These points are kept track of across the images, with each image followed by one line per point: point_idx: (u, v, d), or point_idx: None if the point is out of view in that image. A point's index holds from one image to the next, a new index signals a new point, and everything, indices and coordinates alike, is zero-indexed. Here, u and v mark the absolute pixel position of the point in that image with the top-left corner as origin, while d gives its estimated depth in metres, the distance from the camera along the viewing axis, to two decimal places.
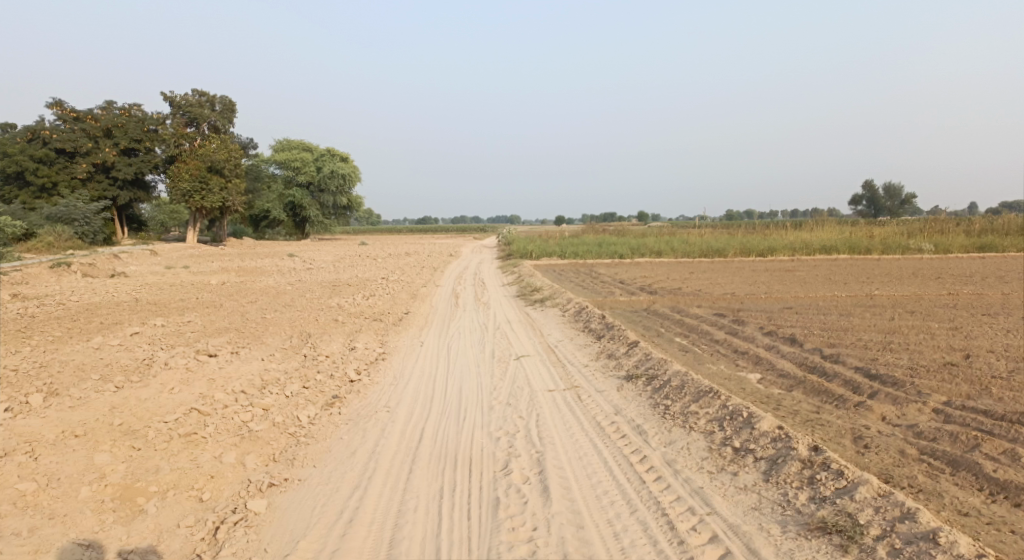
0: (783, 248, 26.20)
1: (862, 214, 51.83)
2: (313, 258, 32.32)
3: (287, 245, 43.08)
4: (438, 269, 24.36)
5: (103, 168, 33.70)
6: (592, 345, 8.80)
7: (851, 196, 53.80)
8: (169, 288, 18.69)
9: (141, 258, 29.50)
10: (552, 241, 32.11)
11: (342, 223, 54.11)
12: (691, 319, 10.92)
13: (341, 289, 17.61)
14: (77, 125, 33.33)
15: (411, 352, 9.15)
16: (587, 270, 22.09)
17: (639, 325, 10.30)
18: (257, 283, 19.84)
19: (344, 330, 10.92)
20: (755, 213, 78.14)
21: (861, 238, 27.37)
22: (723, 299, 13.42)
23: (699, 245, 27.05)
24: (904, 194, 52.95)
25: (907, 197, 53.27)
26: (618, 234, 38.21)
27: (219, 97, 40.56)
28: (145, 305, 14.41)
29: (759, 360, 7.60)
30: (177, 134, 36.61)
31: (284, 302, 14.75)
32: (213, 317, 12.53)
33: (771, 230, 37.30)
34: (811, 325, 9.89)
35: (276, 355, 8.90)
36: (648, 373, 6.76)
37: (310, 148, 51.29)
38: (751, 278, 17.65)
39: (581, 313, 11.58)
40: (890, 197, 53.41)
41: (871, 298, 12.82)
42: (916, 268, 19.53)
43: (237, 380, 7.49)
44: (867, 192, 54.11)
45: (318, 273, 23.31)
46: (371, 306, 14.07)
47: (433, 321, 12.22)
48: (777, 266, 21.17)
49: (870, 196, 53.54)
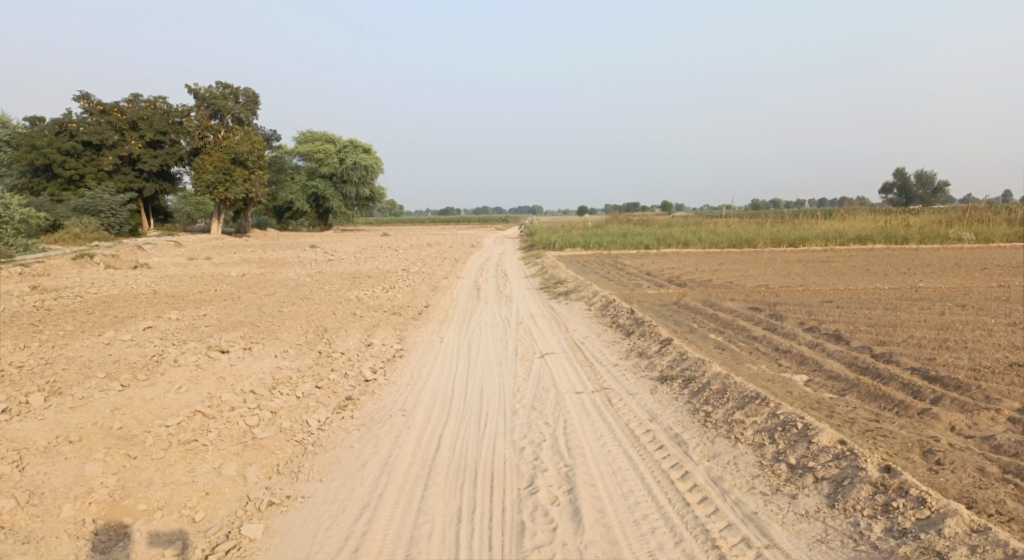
0: (816, 238, 25.33)
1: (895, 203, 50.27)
2: (334, 249, 32.15)
3: (309, 236, 43.04)
4: (460, 261, 23.97)
5: (129, 160, 33.87)
6: (621, 343, 8.30)
7: (882, 185, 52.23)
8: (189, 280, 18.55)
9: (166, 250, 29.59)
10: (575, 231, 31.50)
11: (364, 214, 54.05)
12: (724, 313, 10.34)
13: (360, 281, 17.28)
14: (103, 118, 33.51)
15: (430, 349, 8.73)
16: (612, 261, 21.49)
17: (670, 320, 9.75)
18: (277, 275, 19.67)
19: (361, 324, 10.56)
20: (782, 203, 76.55)
21: (898, 227, 26.35)
22: (757, 291, 12.80)
23: (727, 235, 26.27)
24: (937, 182, 51.25)
25: (941, 185, 51.55)
26: (642, 224, 37.49)
27: (242, 88, 40.49)
28: (163, 297, 14.21)
29: (804, 359, 7.02)
30: (201, 126, 36.57)
31: (302, 295, 14.45)
32: (229, 310, 12.27)
33: (801, 220, 36.25)
34: (855, 320, 9.26)
35: (290, 352, 8.55)
36: (683, 374, 6.24)
37: (332, 139, 51.19)
38: (784, 270, 16.94)
39: (608, 307, 11.04)
40: (922, 185, 51.75)
41: (916, 291, 12.08)
42: (959, 259, 18.62)
43: (248, 379, 7.15)
44: (899, 180, 52.51)
45: (338, 265, 23.05)
46: (390, 299, 13.71)
47: (453, 315, 11.79)
48: (811, 257, 20.38)
49: (903, 184, 51.96)
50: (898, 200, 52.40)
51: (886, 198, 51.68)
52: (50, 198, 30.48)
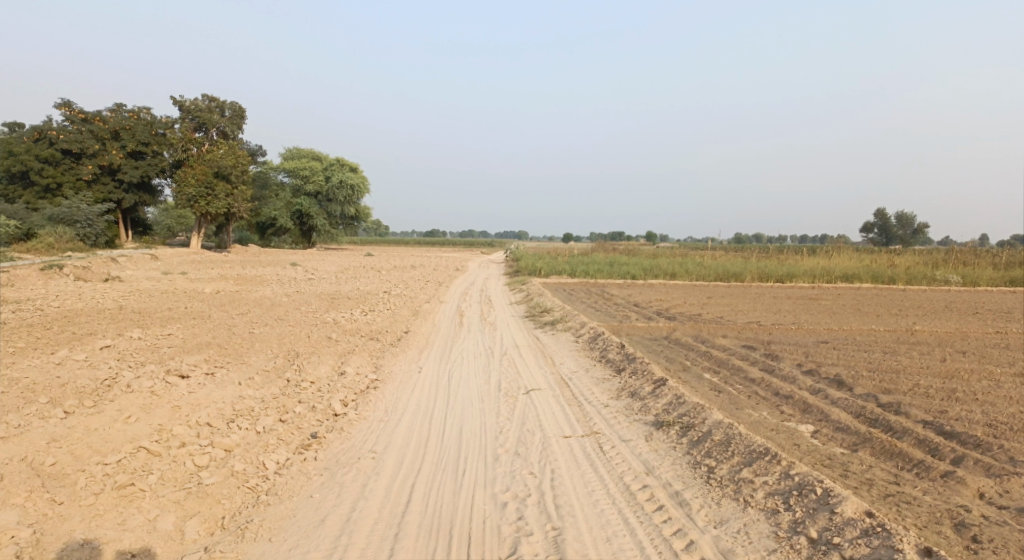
0: (803, 275, 25.16)
1: (875, 242, 50.74)
2: (316, 268, 31.51)
3: (292, 254, 42.30)
4: (443, 284, 23.41)
5: (110, 170, 33.09)
6: (612, 380, 7.79)
7: (863, 224, 52.81)
8: (159, 295, 17.77)
9: (141, 263, 28.72)
10: (561, 258, 31.15)
11: (348, 232, 53.47)
12: (718, 351, 9.90)
13: (339, 302, 16.66)
14: (85, 127, 32.79)
15: (408, 380, 8.14)
16: (598, 291, 21.06)
17: (661, 357, 9.28)
18: (252, 293, 18.95)
19: (336, 350, 9.96)
20: (764, 238, 77.23)
21: (884, 266, 26.32)
22: (749, 328, 12.40)
23: (714, 268, 26.05)
24: (916, 223, 51.91)
25: (921, 226, 52.19)
26: (627, 254, 37.33)
27: (230, 103, 39.98)
28: (128, 313, 13.47)
29: (808, 407, 6.58)
30: (185, 139, 35.90)
31: (276, 316, 13.79)
32: (197, 330, 11.59)
33: (784, 255, 36.26)
34: (855, 364, 8.86)
35: (256, 379, 7.91)
36: (680, 420, 5.74)
37: (319, 157, 50.70)
38: (773, 306, 16.61)
39: (596, 340, 10.55)
40: (901, 225, 52.39)
41: (912, 334, 11.75)
42: (947, 301, 18.46)
43: (205, 410, 6.51)
44: (880, 220, 53.15)
45: (318, 284, 22.36)
46: (369, 323, 13.13)
47: (434, 343, 11.21)
48: (800, 294, 20.13)
49: (883, 224, 52.53)
50: (879, 239, 52.88)
51: (868, 237, 52.14)
52: (24, 205, 29.59)
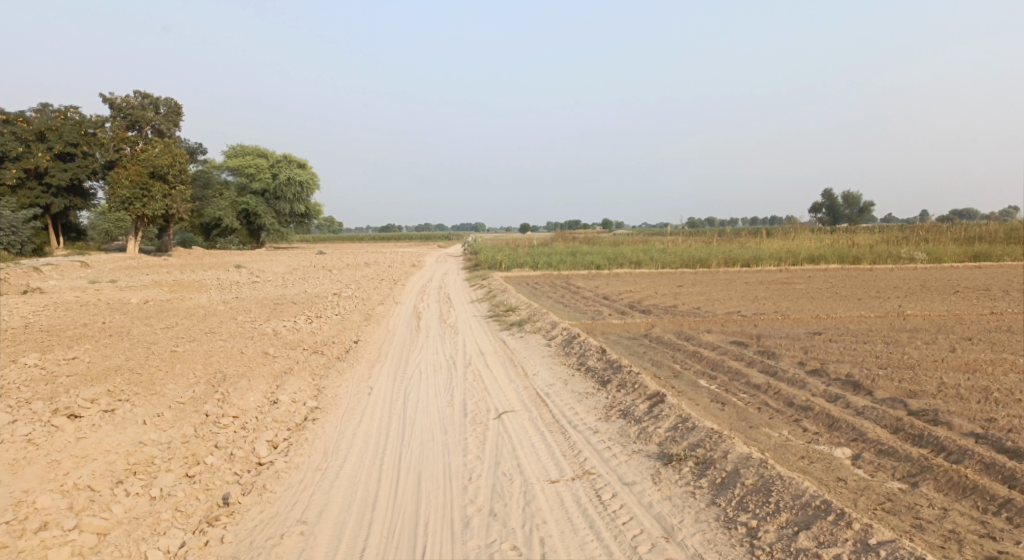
0: (770, 258, 24.58)
1: (827, 223, 51.20)
2: (264, 270, 29.60)
3: (238, 256, 40.02)
4: (399, 283, 21.96)
5: (37, 173, 30.47)
6: (597, 397, 6.61)
7: (812, 204, 53.32)
8: (78, 309, 15.83)
9: (68, 271, 26.32)
10: (521, 250, 29.96)
11: (300, 230, 51.24)
12: (707, 351, 8.85)
13: (283, 308, 15.11)
14: (6, 127, 30.10)
15: (356, 406, 6.79)
16: (563, 283, 19.95)
17: (646, 362, 8.15)
18: (186, 301, 17.17)
19: (271, 370, 8.53)
20: (717, 222, 77.80)
21: (846, 246, 26.04)
22: (734, 321, 11.42)
23: (680, 255, 25.24)
24: (863, 202, 52.55)
25: (867, 205, 52.82)
26: (588, 242, 36.44)
27: (163, 99, 37.23)
28: (32, 333, 11.62)
29: (834, 421, 5.53)
30: (117, 138, 33.20)
31: (209, 328, 12.17)
32: (110, 351, 9.96)
33: (744, 239, 35.90)
34: (863, 360, 7.92)
35: (164, 415, 6.44)
36: (694, 454, 4.59)
37: (265, 153, 48.24)
38: (749, 294, 15.77)
39: (571, 343, 9.37)
40: (849, 205, 53.01)
41: (905, 321, 10.91)
42: (920, 280, 18.01)
43: (88, 468, 5.06)
44: (828, 200, 53.64)
45: (262, 289, 20.60)
46: (315, 333, 11.69)
47: (387, 353, 9.86)
48: (774, 279, 19.41)
49: (831, 205, 52.99)
50: (828, 219, 53.38)
51: (818, 218, 52.58)
52: None
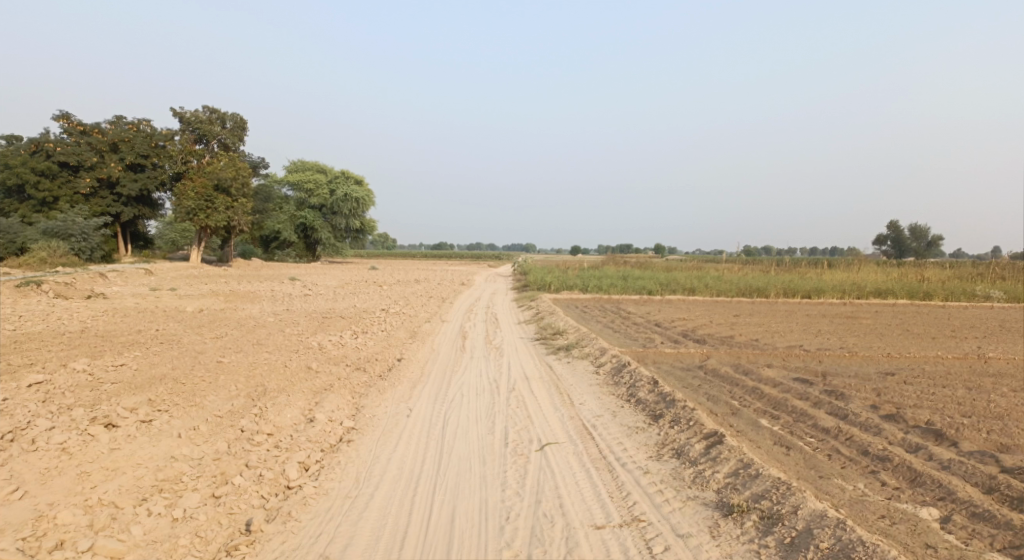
0: (832, 290, 23.43)
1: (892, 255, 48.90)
2: (316, 283, 30.07)
3: (294, 269, 40.90)
4: (447, 301, 21.81)
5: (110, 183, 31.88)
6: (648, 433, 6.15)
7: (875, 236, 51.11)
8: (134, 315, 16.20)
9: (132, 278, 27.27)
10: (571, 272, 29.52)
11: (354, 246, 52.14)
12: (768, 387, 8.24)
13: (330, 323, 15.09)
14: (84, 139, 31.70)
15: (393, 428, 6.52)
16: (613, 308, 19.42)
17: (701, 396, 7.62)
18: (238, 312, 17.41)
19: (311, 386, 8.36)
20: (773, 251, 75.61)
21: (915, 281, 24.63)
22: (796, 355, 10.72)
23: (736, 284, 24.33)
24: (931, 235, 50.05)
25: (936, 238, 50.28)
26: (639, 267, 35.70)
27: (230, 113, 38.65)
28: (88, 338, 11.87)
29: (917, 475, 4.93)
30: (185, 151, 34.48)
31: (255, 340, 12.19)
32: (158, 359, 10.02)
33: (803, 269, 34.50)
34: (944, 406, 7.20)
35: (200, 429, 6.32)
36: (757, 506, 4.11)
37: (324, 170, 49.43)
38: (811, 327, 14.93)
39: (620, 372, 8.92)
40: (915, 238, 50.55)
41: (987, 364, 10.00)
42: (998, 320, 16.75)
43: (116, 482, 4.93)
44: (892, 232, 51.31)
45: (312, 302, 20.78)
46: (359, 349, 11.55)
47: (430, 373, 9.60)
48: (837, 312, 18.41)
49: (896, 237, 50.61)
50: (892, 252, 50.99)
51: (881, 250, 50.30)
52: (19, 219, 28.41)
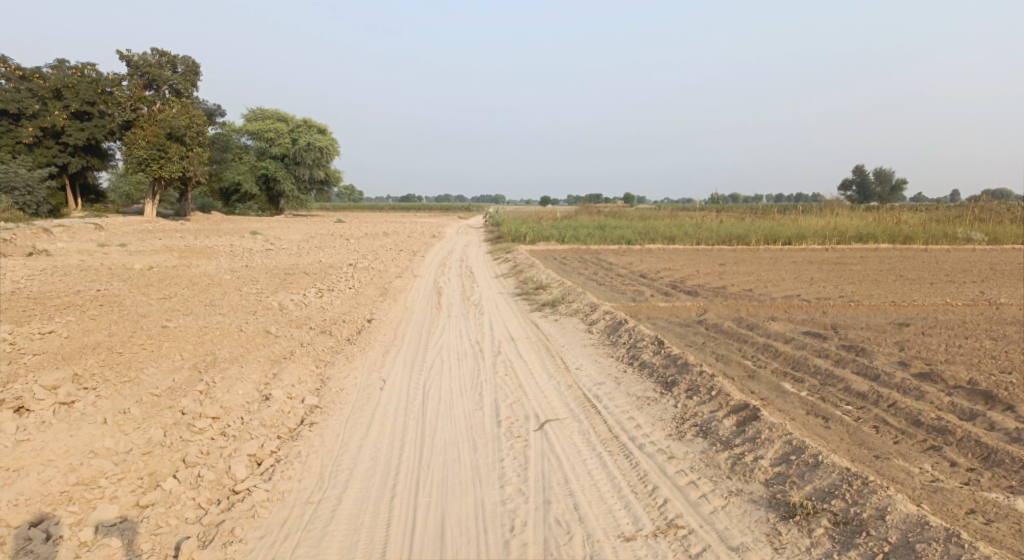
0: (814, 236, 22.90)
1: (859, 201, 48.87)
2: (280, 237, 28.56)
3: (256, 222, 39.08)
4: (419, 254, 20.70)
5: (53, 132, 29.51)
6: (662, 405, 5.30)
7: (842, 181, 51.11)
8: (77, 274, 14.75)
9: (80, 234, 25.38)
10: (545, 222, 28.46)
11: (320, 198, 50.19)
12: (780, 343, 7.48)
13: (293, 280, 13.92)
14: (23, 84, 29.16)
15: (364, 405, 5.58)
16: (594, 259, 18.54)
17: (711, 357, 6.81)
18: (192, 269, 16.08)
19: (269, 353, 7.31)
20: (740, 198, 75.61)
21: (895, 225, 24.24)
22: (799, 306, 10.00)
23: (717, 231, 23.64)
24: (895, 180, 50.10)
25: (900, 183, 50.38)
26: (614, 216, 34.82)
27: (182, 57, 35.86)
28: (17, 301, 10.54)
29: (991, 452, 4.17)
30: (134, 97, 31.87)
31: (209, 301, 11.01)
32: (95, 323, 8.82)
33: (779, 215, 34.00)
34: (980, 361, 6.51)
35: (130, 413, 5.23)
36: (828, 508, 3.33)
37: (284, 118, 46.92)
38: (803, 275, 14.29)
39: (617, 331, 8.06)
40: (880, 183, 50.51)
41: (1001, 311, 9.37)
42: (987, 263, 16.34)
43: (13, 489, 3.88)
44: (858, 177, 51.20)
45: (274, 257, 19.43)
46: (325, 309, 10.49)
47: (405, 336, 8.63)
48: (826, 259, 17.80)
49: (862, 183, 50.46)
50: (857, 197, 50.93)
51: (847, 195, 50.23)
52: None
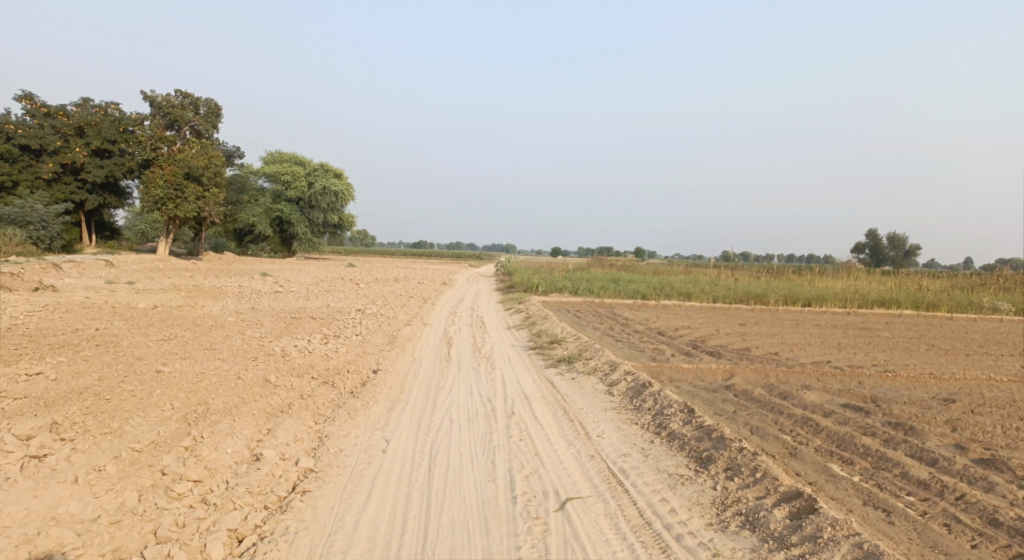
0: (835, 298, 22.29)
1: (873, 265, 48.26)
2: (289, 279, 28.29)
3: (268, 264, 38.99)
4: (430, 302, 20.23)
5: (74, 169, 29.76)
6: (698, 486, 4.71)
7: (855, 245, 50.64)
8: (78, 311, 14.35)
9: (90, 270, 25.20)
10: (557, 273, 28.05)
11: (333, 242, 50.26)
12: (819, 417, 6.90)
13: (299, 325, 13.46)
14: (47, 121, 29.57)
15: (364, 469, 5.03)
16: (609, 313, 18.02)
17: (745, 429, 6.24)
18: (196, 309, 15.68)
19: (265, 405, 6.77)
20: (752, 256, 75.19)
21: (917, 290, 23.64)
22: (833, 374, 9.40)
23: (735, 290, 23.09)
24: (909, 245, 49.47)
25: (914, 249, 49.77)
26: (627, 270, 34.46)
27: (204, 100, 36.50)
28: (10, 338, 10.10)
29: None
30: (155, 137, 31.98)
31: (209, 344, 10.54)
32: (85, 365, 8.33)
33: (796, 276, 33.47)
34: None
35: (105, 470, 4.69)
36: None
37: (302, 162, 47.41)
38: (830, 340, 13.69)
39: (640, 395, 7.48)
40: (894, 247, 49.88)
41: None
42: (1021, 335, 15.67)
43: None
44: (872, 241, 50.72)
45: (282, 300, 19.03)
46: (330, 357, 9.99)
47: (412, 389, 8.09)
48: (851, 323, 17.16)
49: (875, 245, 49.93)
50: (870, 260, 50.32)
51: (859, 259, 49.66)
52: None
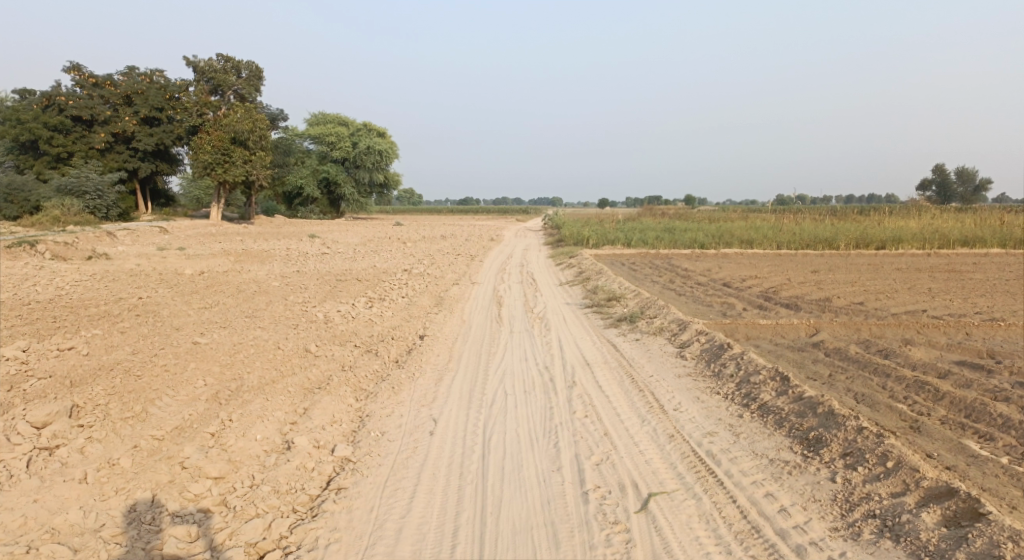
0: (913, 240, 20.54)
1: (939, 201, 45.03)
2: (337, 240, 28.01)
3: (316, 225, 38.94)
4: (477, 259, 19.46)
5: (124, 138, 29.89)
6: (811, 479, 3.87)
7: (919, 181, 47.28)
8: (126, 280, 14.13)
9: (144, 237, 25.40)
10: (609, 225, 26.84)
11: (380, 202, 49.95)
12: (936, 379, 5.88)
13: (345, 288, 12.92)
14: (96, 91, 29.59)
15: (409, 459, 4.35)
16: (668, 265, 16.90)
17: (851, 398, 5.30)
18: (242, 274, 15.33)
19: (303, 380, 6.17)
20: (807, 198, 71.63)
21: (1004, 227, 21.63)
22: (937, 325, 8.25)
23: (800, 235, 21.52)
24: (980, 180, 45.90)
25: (986, 183, 46.13)
26: (680, 218, 32.98)
27: (245, 62, 36.01)
28: (53, 310, 9.81)
29: None
30: (201, 103, 31.73)
31: (251, 311, 10.06)
32: (121, 338, 7.90)
33: (863, 217, 31.35)
34: None
35: (119, 464, 4.12)
36: None
37: (346, 122, 46.82)
38: (919, 286, 12.35)
39: (718, 358, 6.58)
40: (963, 183, 46.42)
41: None
42: None
43: None
44: (939, 177, 47.25)
45: (329, 262, 18.60)
46: (375, 322, 9.39)
47: (461, 357, 7.39)
48: (938, 266, 15.62)
49: (942, 182, 46.60)
50: (937, 198, 46.98)
51: (925, 196, 46.45)
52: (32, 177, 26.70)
